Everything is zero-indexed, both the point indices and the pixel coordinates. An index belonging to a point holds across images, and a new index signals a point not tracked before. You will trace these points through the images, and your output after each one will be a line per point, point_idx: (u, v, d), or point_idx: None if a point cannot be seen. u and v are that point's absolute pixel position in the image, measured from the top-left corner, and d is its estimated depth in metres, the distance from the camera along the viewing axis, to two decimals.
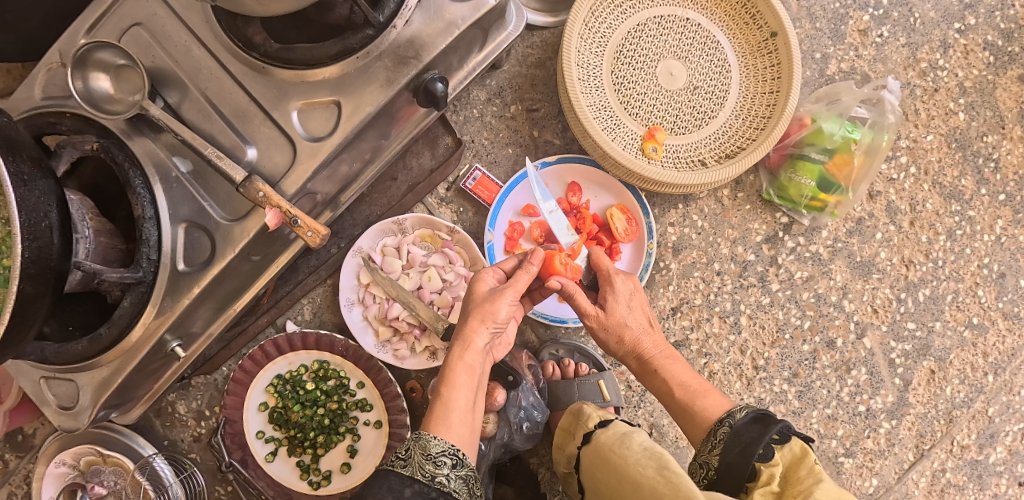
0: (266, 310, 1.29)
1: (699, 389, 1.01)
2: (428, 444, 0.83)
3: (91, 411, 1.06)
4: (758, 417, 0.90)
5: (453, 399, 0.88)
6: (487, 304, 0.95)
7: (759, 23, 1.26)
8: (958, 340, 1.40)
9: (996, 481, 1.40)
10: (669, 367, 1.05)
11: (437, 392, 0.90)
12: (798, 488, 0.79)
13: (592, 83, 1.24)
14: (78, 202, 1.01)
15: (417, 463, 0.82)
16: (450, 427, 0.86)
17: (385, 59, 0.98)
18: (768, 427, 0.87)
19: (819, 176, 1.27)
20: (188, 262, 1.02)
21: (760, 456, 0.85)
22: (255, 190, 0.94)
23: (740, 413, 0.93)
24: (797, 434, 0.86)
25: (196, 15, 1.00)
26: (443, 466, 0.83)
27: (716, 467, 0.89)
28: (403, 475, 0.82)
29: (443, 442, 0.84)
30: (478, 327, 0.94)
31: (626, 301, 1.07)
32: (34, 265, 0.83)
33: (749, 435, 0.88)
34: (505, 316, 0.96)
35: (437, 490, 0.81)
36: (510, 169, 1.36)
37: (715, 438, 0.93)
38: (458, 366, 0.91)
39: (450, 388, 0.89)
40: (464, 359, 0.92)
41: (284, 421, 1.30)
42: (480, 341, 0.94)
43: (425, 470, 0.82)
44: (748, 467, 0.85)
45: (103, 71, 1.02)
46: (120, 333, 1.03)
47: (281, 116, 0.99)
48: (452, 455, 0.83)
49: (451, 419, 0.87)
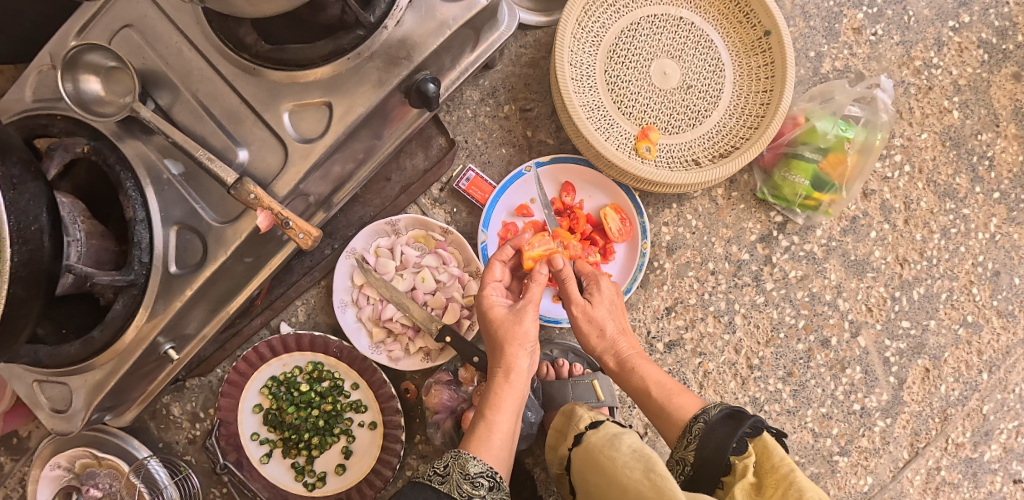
0: (261, 312, 1.29)
1: (671, 390, 1.02)
2: (467, 463, 0.88)
3: (84, 414, 1.06)
4: (731, 413, 0.92)
5: (497, 422, 0.94)
6: (516, 323, 1.00)
7: (753, 22, 1.26)
8: (952, 338, 1.40)
9: (990, 479, 1.40)
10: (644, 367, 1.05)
11: (481, 415, 0.95)
12: (773, 476, 0.80)
13: (586, 82, 1.24)
14: (70, 204, 1.00)
15: (454, 481, 0.87)
16: (492, 449, 0.91)
17: (376, 60, 0.98)
18: (741, 422, 0.89)
19: (813, 175, 1.27)
20: (181, 264, 1.02)
21: (734, 450, 0.86)
22: (247, 192, 0.94)
23: (714, 409, 0.94)
24: (769, 428, 0.87)
25: (187, 16, 0.99)
26: (480, 487, 0.87)
27: (693, 462, 0.91)
28: (439, 491, 0.86)
29: (482, 463, 0.88)
30: (517, 351, 0.99)
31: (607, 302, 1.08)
32: (24, 268, 0.82)
33: (723, 431, 0.89)
34: (534, 333, 1.01)
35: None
36: (504, 170, 1.36)
37: (691, 434, 0.94)
38: (502, 390, 0.97)
39: (494, 411, 0.94)
40: (507, 383, 0.97)
41: (278, 423, 1.30)
42: (521, 363, 0.99)
43: (462, 488, 0.86)
44: (724, 460, 0.86)
45: (93, 74, 1.01)
46: (112, 335, 1.02)
47: (272, 117, 0.98)
48: (489, 477, 0.88)
49: (493, 442, 0.92)
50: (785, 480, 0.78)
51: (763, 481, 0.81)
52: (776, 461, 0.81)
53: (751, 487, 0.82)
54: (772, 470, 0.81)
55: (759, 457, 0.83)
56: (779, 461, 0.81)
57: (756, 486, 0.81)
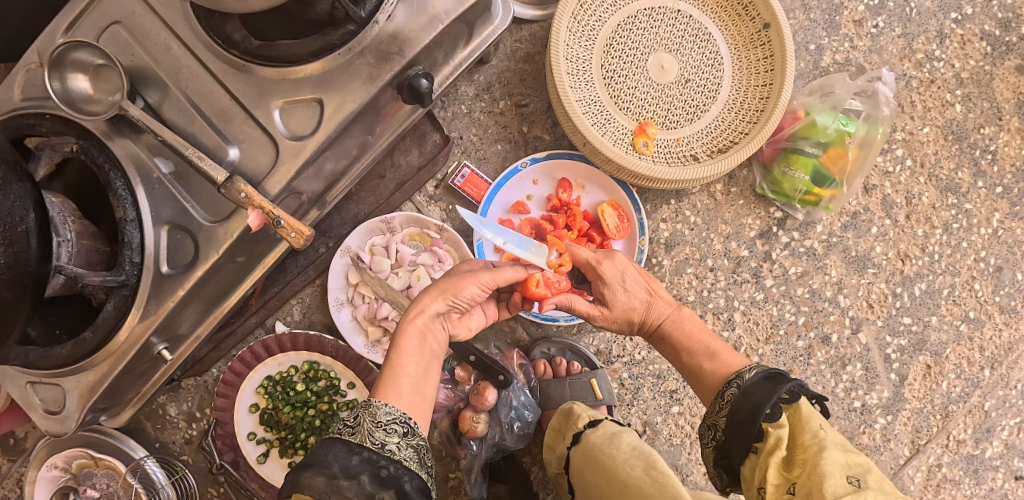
0: (255, 311, 1.28)
1: (709, 348, 0.99)
2: (378, 411, 0.80)
3: (78, 415, 1.05)
4: (768, 375, 0.88)
5: (402, 366, 0.86)
6: (454, 280, 0.92)
7: (752, 14, 1.24)
8: (954, 334, 1.38)
9: (993, 475, 1.39)
10: (678, 330, 1.02)
11: (387, 358, 0.87)
12: (804, 454, 0.78)
13: (582, 77, 1.22)
14: (60, 204, 0.99)
15: (366, 430, 0.78)
16: (399, 394, 0.83)
17: (367, 55, 0.96)
18: (778, 385, 0.85)
19: (814, 169, 1.25)
20: (172, 264, 1.01)
21: (767, 417, 0.83)
22: (237, 190, 0.93)
23: (749, 372, 0.90)
24: (806, 392, 0.85)
25: (174, 12, 0.97)
26: (394, 434, 0.79)
27: (725, 428, 0.88)
28: (350, 442, 0.77)
29: (393, 410, 0.80)
30: (434, 296, 0.92)
31: (622, 287, 1.02)
32: (11, 270, 0.81)
33: (759, 394, 0.86)
34: (472, 295, 0.93)
35: (386, 458, 0.77)
36: (500, 166, 1.34)
37: (724, 399, 0.91)
38: (408, 331, 0.89)
39: (398, 353, 0.86)
40: (416, 326, 0.89)
41: (274, 422, 1.29)
42: (435, 310, 0.91)
43: (374, 437, 0.78)
44: (755, 428, 0.84)
45: (81, 72, 1.00)
46: (105, 336, 1.01)
47: (262, 115, 0.97)
48: (402, 422, 0.80)
49: (400, 386, 0.84)
50: (818, 459, 0.76)
51: (795, 456, 0.80)
52: (812, 437, 0.79)
53: (782, 460, 0.81)
54: (806, 446, 0.79)
55: (792, 428, 0.82)
56: (815, 437, 0.79)
57: (786, 460, 0.81)
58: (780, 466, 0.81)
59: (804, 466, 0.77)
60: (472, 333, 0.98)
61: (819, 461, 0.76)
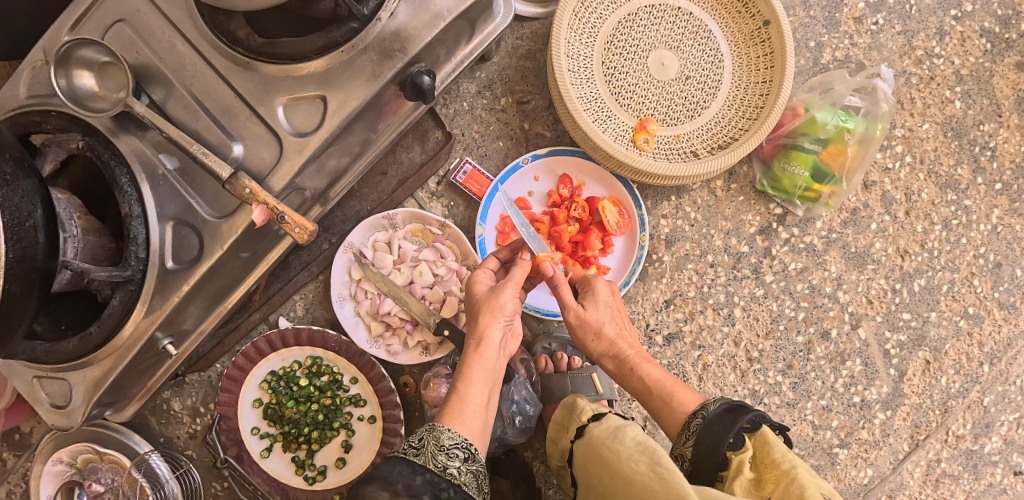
0: (259, 307, 1.29)
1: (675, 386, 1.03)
2: (441, 435, 0.85)
3: (83, 410, 1.06)
4: (730, 408, 0.92)
5: (469, 395, 0.91)
6: (495, 298, 0.98)
7: (752, 12, 1.25)
8: (953, 330, 1.39)
9: (991, 471, 1.40)
10: (644, 367, 1.05)
11: (452, 387, 0.92)
12: (773, 474, 0.80)
13: (582, 74, 1.23)
14: (66, 201, 1.00)
15: (429, 453, 0.83)
16: (464, 421, 0.88)
17: (370, 52, 0.97)
18: (739, 416, 0.89)
19: (813, 166, 1.26)
20: (177, 260, 1.02)
21: (731, 445, 0.87)
22: (241, 186, 0.93)
23: (712, 405, 0.94)
24: (769, 422, 0.88)
25: (179, 10, 0.98)
26: (455, 458, 0.84)
27: (691, 458, 0.91)
28: (414, 463, 0.82)
29: (456, 435, 0.86)
30: (488, 321, 0.97)
31: (604, 302, 1.08)
32: (19, 265, 0.82)
33: (720, 425, 0.90)
34: (511, 308, 0.99)
35: (447, 481, 0.81)
36: (501, 163, 1.35)
37: (689, 430, 0.95)
38: (474, 362, 0.93)
39: (467, 383, 0.91)
40: (479, 354, 0.94)
41: (278, 417, 1.30)
42: (494, 335, 0.96)
43: (437, 460, 0.83)
44: (718, 457, 0.87)
45: (86, 69, 1.01)
46: (110, 331, 1.02)
47: (266, 111, 0.98)
48: (463, 447, 0.85)
49: (466, 414, 0.89)
50: (789, 478, 0.78)
51: (764, 477, 0.82)
52: (779, 459, 0.81)
53: (751, 483, 0.83)
54: (773, 467, 0.81)
55: (756, 452, 0.85)
56: (782, 458, 0.81)
57: (756, 481, 0.83)
58: (750, 488, 0.83)
59: (775, 484, 0.79)
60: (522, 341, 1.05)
61: (790, 479, 0.77)
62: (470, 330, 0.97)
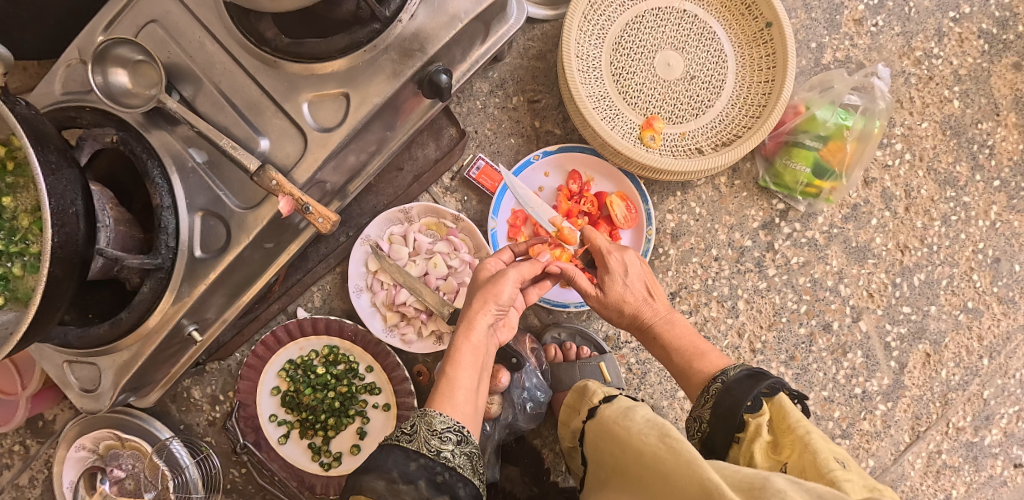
0: (278, 297, 1.34)
1: (698, 349, 1.06)
2: (433, 420, 0.87)
3: (112, 393, 1.12)
4: (751, 373, 0.95)
5: (459, 379, 0.94)
6: (491, 285, 1.01)
7: (755, 13, 1.29)
8: (953, 323, 1.42)
9: (992, 463, 1.43)
10: (668, 331, 1.10)
11: (443, 371, 0.95)
12: (790, 438, 0.83)
13: (591, 73, 1.28)
14: (99, 193, 1.05)
15: (423, 437, 0.86)
16: (455, 405, 0.91)
17: (391, 52, 1.02)
18: (759, 381, 0.92)
19: (814, 162, 1.30)
20: (205, 249, 1.07)
21: (748, 408, 0.90)
22: (269, 178, 0.99)
23: (733, 370, 0.97)
24: (786, 390, 0.91)
25: (209, 12, 1.04)
26: (448, 442, 0.87)
27: (709, 420, 0.95)
28: (408, 449, 0.85)
29: (447, 419, 0.88)
30: (481, 307, 1.00)
31: (622, 276, 1.10)
32: (62, 249, 0.88)
33: (740, 390, 0.93)
34: (508, 296, 1.01)
35: (441, 465, 0.85)
36: (512, 159, 1.40)
37: (709, 393, 0.98)
38: (463, 347, 0.97)
39: (456, 367, 0.94)
40: (470, 339, 0.97)
41: (296, 404, 1.35)
42: (484, 322, 0.99)
43: (430, 444, 0.85)
44: (736, 419, 0.91)
45: (121, 67, 1.07)
46: (139, 317, 1.07)
47: (292, 108, 1.03)
48: (455, 431, 0.87)
49: (456, 398, 0.92)
50: (804, 443, 0.80)
51: (780, 441, 0.85)
52: (794, 424, 0.84)
53: (768, 445, 0.87)
54: (788, 431, 0.84)
55: (772, 417, 0.88)
56: (797, 423, 0.84)
57: (772, 444, 0.86)
58: (767, 450, 0.86)
59: (792, 449, 0.82)
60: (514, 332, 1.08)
61: (806, 444, 0.80)
62: (463, 315, 1.00)
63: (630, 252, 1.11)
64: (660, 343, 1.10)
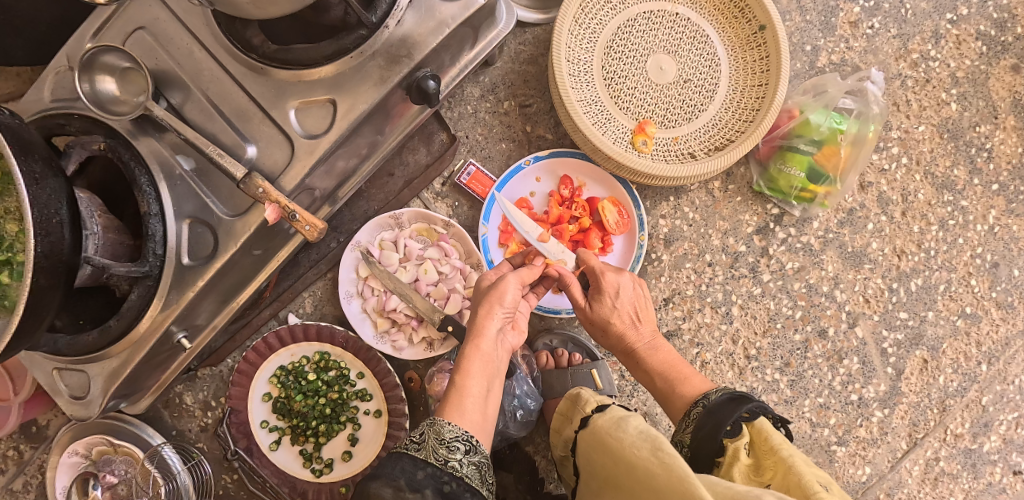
0: (269, 303, 1.33)
1: (681, 372, 1.07)
2: (442, 429, 0.87)
3: (101, 401, 1.11)
4: (732, 397, 0.95)
5: (468, 387, 0.92)
6: (495, 289, 1.01)
7: (748, 17, 1.28)
8: (950, 329, 1.41)
9: (990, 470, 1.41)
10: (654, 354, 1.10)
11: (452, 381, 0.93)
12: (770, 460, 0.83)
13: (583, 78, 1.27)
14: (87, 200, 1.05)
15: (431, 447, 0.86)
16: (464, 414, 0.90)
17: (378, 58, 1.01)
18: (740, 405, 0.93)
19: (808, 167, 1.29)
20: (193, 256, 1.06)
21: (727, 433, 0.90)
22: (255, 186, 0.98)
23: (715, 393, 0.98)
24: (768, 414, 0.90)
25: (196, 18, 1.03)
26: (456, 451, 0.86)
27: (691, 443, 0.95)
28: (416, 458, 0.85)
29: (456, 428, 0.87)
30: (486, 313, 0.99)
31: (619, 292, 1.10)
32: (46, 259, 0.87)
33: (720, 413, 0.94)
34: (512, 300, 1.01)
35: (449, 474, 0.84)
36: (504, 164, 1.39)
37: (689, 418, 0.99)
38: (473, 354, 0.95)
39: (465, 376, 0.92)
40: (478, 347, 0.96)
41: (287, 411, 1.34)
42: (493, 326, 0.98)
43: (438, 453, 0.85)
44: (716, 442, 0.91)
45: (108, 74, 1.06)
46: (128, 324, 1.07)
47: (279, 115, 1.02)
48: (464, 440, 0.87)
49: (465, 406, 0.90)
50: (785, 464, 0.80)
51: (761, 463, 0.84)
52: (777, 446, 0.82)
53: (749, 467, 0.86)
54: (770, 454, 0.83)
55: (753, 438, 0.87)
56: (779, 445, 0.83)
57: (753, 467, 0.86)
58: (748, 473, 0.85)
59: (774, 471, 0.81)
60: (524, 336, 1.06)
61: (788, 467, 0.79)
62: (471, 323, 1.00)
63: (624, 275, 1.10)
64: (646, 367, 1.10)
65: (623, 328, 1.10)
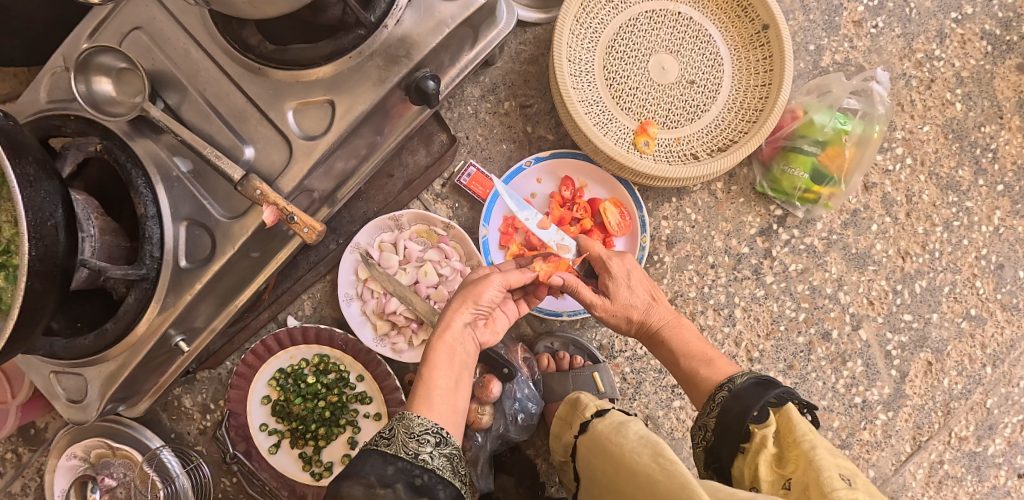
0: (268, 306, 1.32)
1: (706, 354, 1.04)
2: (412, 423, 0.85)
3: (99, 404, 1.10)
4: (758, 381, 0.92)
5: (435, 379, 0.90)
6: (472, 286, 0.99)
7: (751, 16, 1.27)
8: (955, 331, 1.39)
9: (995, 473, 1.40)
10: (677, 335, 1.07)
11: (419, 373, 0.91)
12: (795, 452, 0.80)
13: (584, 78, 1.26)
14: (84, 202, 1.04)
15: (400, 441, 0.83)
16: (432, 406, 0.87)
17: (376, 58, 1.00)
18: (767, 390, 0.89)
19: (812, 167, 1.27)
20: (190, 259, 1.05)
21: (755, 419, 0.87)
22: (252, 188, 0.97)
23: (740, 378, 0.95)
24: (796, 399, 0.87)
25: (193, 18, 1.02)
26: (426, 444, 0.84)
27: (715, 428, 0.93)
28: (386, 453, 0.83)
29: (425, 421, 0.85)
30: (458, 308, 0.97)
31: (626, 282, 1.10)
32: (41, 262, 0.86)
33: (747, 399, 0.90)
34: (490, 298, 0.99)
35: (420, 467, 0.82)
36: (505, 165, 1.37)
37: (715, 401, 0.96)
38: (439, 346, 0.93)
39: (431, 367, 0.90)
40: (447, 340, 0.94)
41: (285, 414, 1.32)
42: (462, 321, 0.96)
43: (408, 448, 0.83)
44: (743, 428, 0.88)
45: (104, 75, 1.05)
46: (125, 328, 1.05)
47: (277, 116, 1.01)
48: (434, 432, 0.84)
49: (433, 399, 0.88)
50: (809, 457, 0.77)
51: (786, 454, 0.82)
52: (801, 438, 0.80)
53: (773, 457, 0.84)
54: (794, 445, 0.81)
55: (780, 427, 0.85)
56: (805, 437, 0.81)
57: (778, 457, 0.83)
58: (772, 463, 0.83)
59: (796, 464, 0.79)
60: (499, 336, 1.03)
61: (810, 461, 0.77)
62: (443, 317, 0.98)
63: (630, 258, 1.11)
64: (669, 348, 1.07)
65: (642, 313, 1.09)
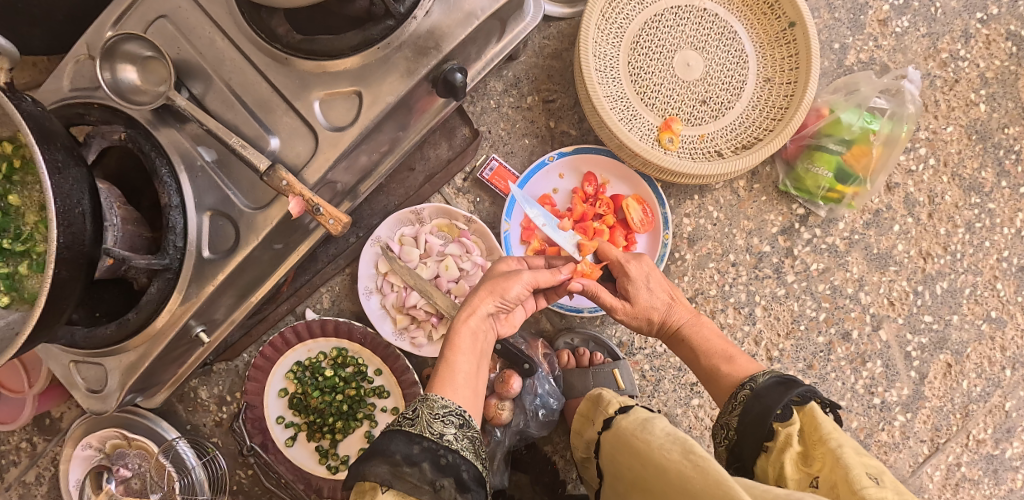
0: (286, 299, 1.32)
1: (727, 353, 1.04)
2: (435, 403, 0.84)
3: (118, 394, 1.10)
4: (781, 380, 0.91)
5: (457, 363, 0.90)
6: (501, 280, 0.98)
7: (778, 13, 1.26)
8: (975, 333, 1.39)
9: (1012, 476, 1.40)
10: (698, 333, 1.07)
11: (441, 355, 0.91)
12: (819, 449, 0.80)
13: (609, 73, 1.25)
14: (107, 191, 1.03)
15: (425, 420, 0.82)
16: (455, 389, 0.87)
17: (405, 50, 0.99)
18: (790, 389, 0.89)
19: (837, 167, 1.27)
20: (213, 249, 1.05)
21: (778, 416, 0.87)
22: (279, 178, 0.96)
23: (762, 377, 0.94)
24: (819, 398, 0.88)
25: (219, 7, 1.01)
26: (450, 425, 0.82)
27: (738, 427, 0.92)
28: (410, 433, 0.80)
29: (449, 402, 0.84)
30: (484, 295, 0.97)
31: (645, 285, 1.08)
32: (68, 250, 0.86)
33: (770, 398, 0.90)
34: (516, 294, 0.99)
35: (444, 448, 0.80)
36: (526, 160, 1.37)
37: (736, 401, 0.95)
38: (462, 330, 0.93)
39: (454, 350, 0.90)
40: (469, 324, 0.94)
41: (303, 407, 1.33)
42: (485, 309, 0.96)
43: (433, 427, 0.81)
44: (767, 426, 0.88)
45: (130, 63, 1.05)
46: (147, 318, 1.04)
47: (303, 106, 1.00)
48: (458, 414, 0.84)
49: (456, 381, 0.88)
50: (837, 457, 0.77)
51: (811, 452, 0.82)
52: (827, 435, 0.80)
53: (799, 455, 0.83)
54: (820, 444, 0.81)
55: (804, 426, 0.85)
56: (829, 435, 0.80)
57: (803, 455, 0.83)
58: (798, 461, 0.83)
59: (823, 462, 0.79)
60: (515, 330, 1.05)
61: (838, 459, 0.77)
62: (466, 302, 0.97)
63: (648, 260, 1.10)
64: (690, 346, 1.07)
65: (662, 314, 1.08)
